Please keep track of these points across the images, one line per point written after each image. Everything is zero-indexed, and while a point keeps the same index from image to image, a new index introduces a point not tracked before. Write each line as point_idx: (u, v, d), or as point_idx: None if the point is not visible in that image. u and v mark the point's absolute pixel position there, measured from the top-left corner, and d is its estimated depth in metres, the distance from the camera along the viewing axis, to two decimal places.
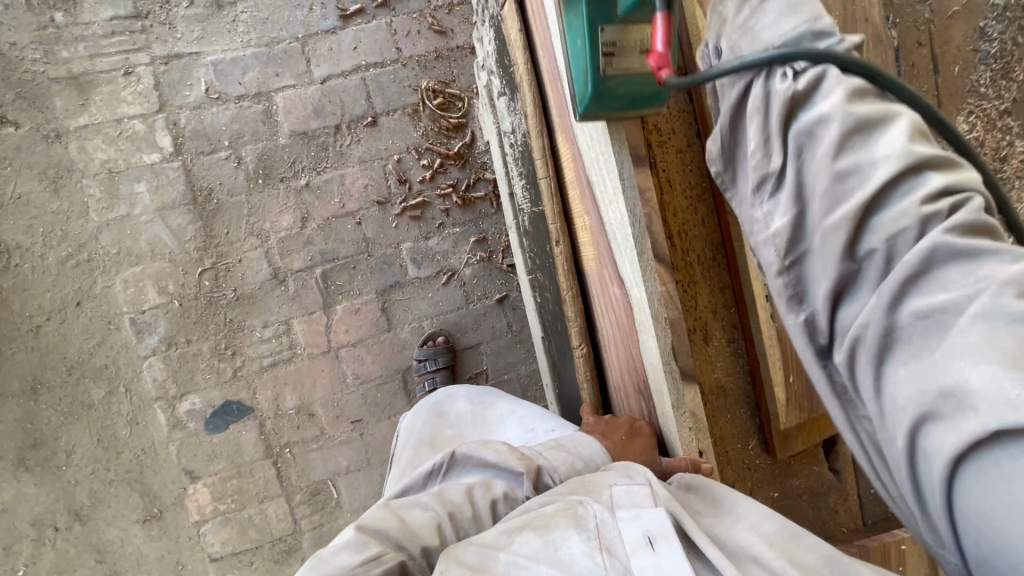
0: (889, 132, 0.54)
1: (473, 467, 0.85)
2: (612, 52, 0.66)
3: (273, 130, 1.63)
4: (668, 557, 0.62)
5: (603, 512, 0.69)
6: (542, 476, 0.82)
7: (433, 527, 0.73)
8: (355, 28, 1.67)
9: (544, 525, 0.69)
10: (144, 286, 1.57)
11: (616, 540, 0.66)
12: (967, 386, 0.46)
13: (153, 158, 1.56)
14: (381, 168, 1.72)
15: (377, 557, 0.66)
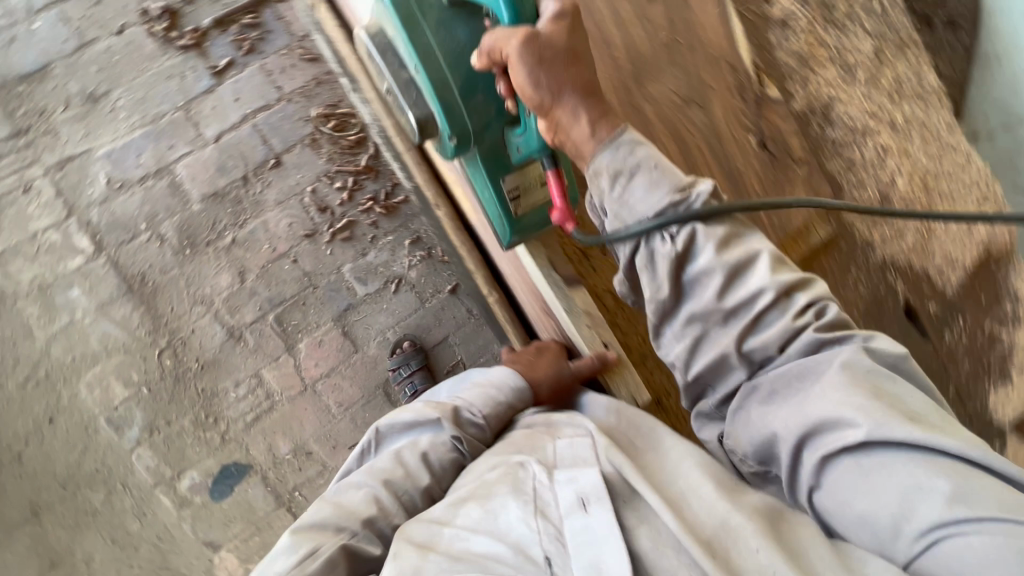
0: (755, 268, 0.67)
1: (399, 433, 0.90)
2: (518, 195, 0.94)
3: (183, 199, 1.67)
4: (598, 517, 0.67)
5: (542, 476, 0.74)
6: (459, 415, 0.90)
7: (367, 505, 0.78)
8: (230, 81, 1.72)
9: (485, 492, 0.75)
10: (109, 383, 1.61)
11: (551, 500, 0.71)
12: (840, 417, 0.59)
13: (78, 262, 1.60)
14: (299, 203, 1.76)
15: (314, 551, 0.69)
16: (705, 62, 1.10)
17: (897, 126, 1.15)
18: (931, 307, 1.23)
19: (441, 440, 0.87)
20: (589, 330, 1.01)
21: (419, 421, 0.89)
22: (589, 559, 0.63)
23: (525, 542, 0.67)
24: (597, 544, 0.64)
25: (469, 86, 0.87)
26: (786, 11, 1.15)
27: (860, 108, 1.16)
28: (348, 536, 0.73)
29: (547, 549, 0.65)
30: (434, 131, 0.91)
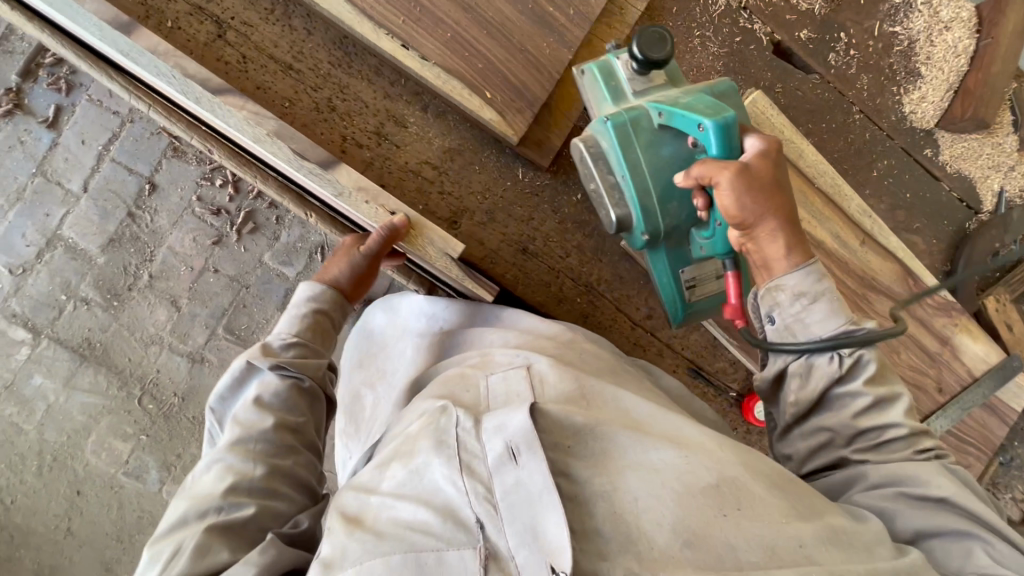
0: (894, 403, 0.82)
1: (231, 398, 1.00)
2: (693, 285, 1.05)
3: (86, 257, 1.68)
4: (529, 467, 0.63)
5: (466, 424, 0.70)
6: (274, 349, 1.02)
7: (221, 479, 0.87)
8: (68, 126, 1.66)
9: (409, 450, 0.73)
10: (110, 443, 1.71)
11: (479, 452, 0.66)
12: (962, 526, 0.72)
13: (26, 352, 1.67)
14: (193, 216, 1.74)
15: (177, 552, 0.78)
16: None
17: None
18: (801, 33, 1.23)
19: (268, 384, 0.98)
20: (370, 207, 1.02)
21: (241, 377, 0.99)
22: (525, 521, 0.59)
23: (455, 505, 0.64)
24: (529, 502, 0.61)
25: (670, 184, 0.94)
26: None
27: None
28: (214, 514, 0.83)
29: (477, 512, 0.62)
30: (625, 226, 0.99)
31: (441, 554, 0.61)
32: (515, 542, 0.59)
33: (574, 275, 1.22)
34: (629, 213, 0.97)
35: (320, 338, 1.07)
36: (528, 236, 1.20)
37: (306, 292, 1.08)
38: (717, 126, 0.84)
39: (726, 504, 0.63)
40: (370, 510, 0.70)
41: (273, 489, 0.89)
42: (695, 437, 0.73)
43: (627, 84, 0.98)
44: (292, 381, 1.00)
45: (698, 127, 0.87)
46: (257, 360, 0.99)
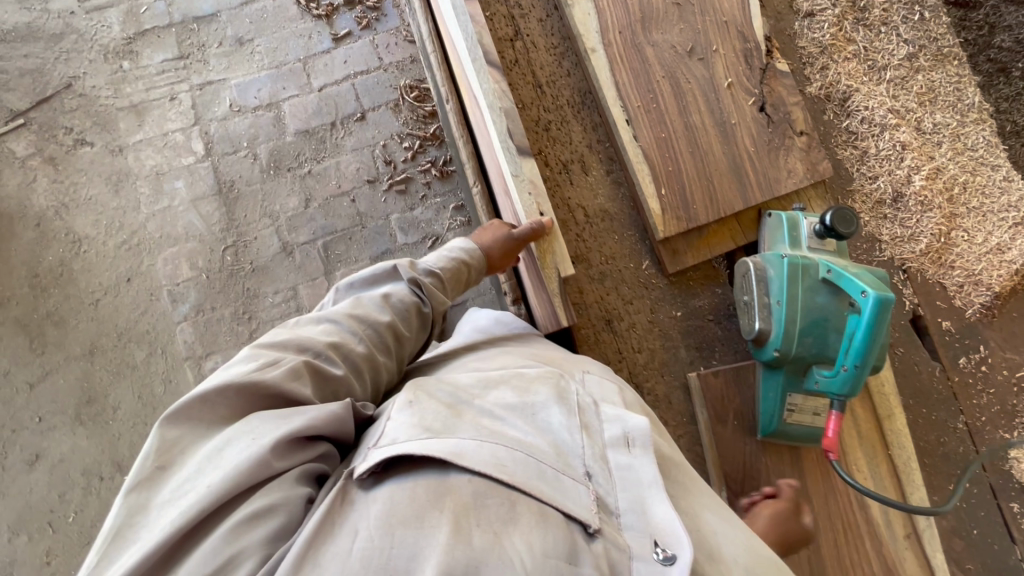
0: None
1: (359, 287, 1.11)
2: (794, 409, 1.05)
3: (282, 131, 1.99)
4: (640, 459, 0.79)
5: (588, 399, 0.87)
6: (417, 269, 1.14)
7: (327, 335, 0.92)
8: (345, 47, 2.06)
9: (524, 389, 0.86)
10: (179, 262, 1.90)
11: (597, 426, 0.83)
12: None
13: (189, 161, 1.94)
14: (370, 153, 2.02)
15: (275, 362, 0.81)
16: (714, 25, 1.06)
17: (923, 131, 1.13)
18: (944, 324, 1.11)
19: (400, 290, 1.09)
20: (528, 198, 1.08)
21: (379, 277, 1.11)
22: (633, 492, 0.76)
23: (568, 452, 0.78)
24: (638, 484, 0.77)
25: (811, 326, 0.88)
26: (815, 4, 1.15)
27: (881, 105, 1.13)
28: (311, 355, 0.87)
29: (588, 465, 0.76)
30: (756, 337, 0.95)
31: (559, 474, 0.73)
32: (625, 504, 0.74)
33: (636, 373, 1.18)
34: (767, 330, 0.92)
35: (452, 283, 1.18)
36: (617, 314, 1.19)
37: (460, 243, 1.23)
38: (877, 300, 0.80)
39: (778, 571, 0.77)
40: (468, 407, 0.80)
41: (360, 367, 0.93)
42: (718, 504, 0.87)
43: (805, 240, 0.95)
44: (416, 299, 1.10)
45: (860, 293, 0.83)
46: (401, 269, 1.12)
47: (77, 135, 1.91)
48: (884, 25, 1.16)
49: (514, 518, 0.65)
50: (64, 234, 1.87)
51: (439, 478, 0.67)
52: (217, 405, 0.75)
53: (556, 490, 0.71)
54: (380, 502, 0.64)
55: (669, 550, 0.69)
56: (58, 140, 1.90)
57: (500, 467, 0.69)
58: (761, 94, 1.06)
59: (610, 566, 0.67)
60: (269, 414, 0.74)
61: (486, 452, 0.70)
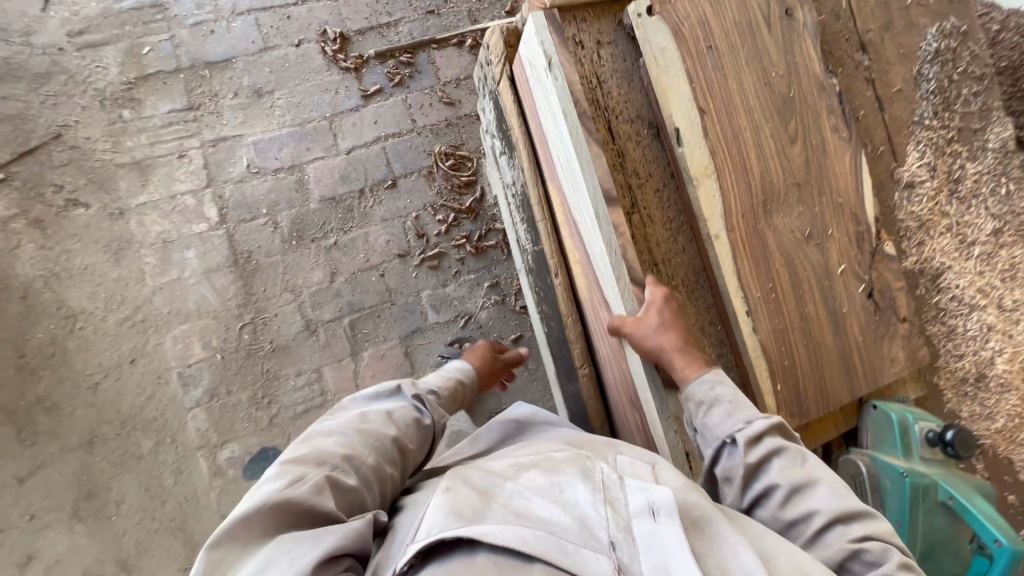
0: None
1: (365, 403, 1.06)
2: None
3: (305, 197, 1.84)
4: (668, 528, 0.69)
5: (612, 475, 0.77)
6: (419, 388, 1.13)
7: (338, 447, 0.88)
8: (375, 105, 1.91)
9: (551, 468, 0.78)
10: (190, 341, 1.73)
11: (620, 496, 0.73)
12: None
13: (201, 228, 1.77)
14: (401, 225, 1.90)
15: (302, 477, 0.79)
16: (832, 210, 1.03)
17: (1004, 309, 1.16)
18: (1010, 498, 1.16)
19: (403, 405, 1.05)
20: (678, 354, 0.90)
21: (383, 393, 1.08)
22: (660, 557, 0.66)
23: (592, 522, 0.69)
24: (665, 548, 0.67)
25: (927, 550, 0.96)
26: (913, 175, 1.15)
27: (969, 283, 1.15)
28: (329, 467, 0.83)
29: (612, 534, 0.68)
30: None
31: (580, 546, 0.66)
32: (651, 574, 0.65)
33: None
34: None
35: (452, 402, 1.18)
36: None
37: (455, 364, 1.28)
38: (1011, 552, 0.87)
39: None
40: (497, 489, 0.75)
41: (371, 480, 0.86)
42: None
43: (916, 447, 0.97)
44: (421, 414, 1.05)
45: (991, 539, 0.89)
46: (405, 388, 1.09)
47: (69, 195, 1.69)
48: (971, 198, 1.17)
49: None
50: (57, 308, 1.67)
51: (467, 561, 0.64)
52: (253, 532, 0.73)
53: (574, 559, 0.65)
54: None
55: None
56: (45, 199, 1.68)
57: (524, 543, 0.65)
58: (870, 280, 1.05)
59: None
60: (299, 536, 0.72)
61: (509, 531, 0.66)
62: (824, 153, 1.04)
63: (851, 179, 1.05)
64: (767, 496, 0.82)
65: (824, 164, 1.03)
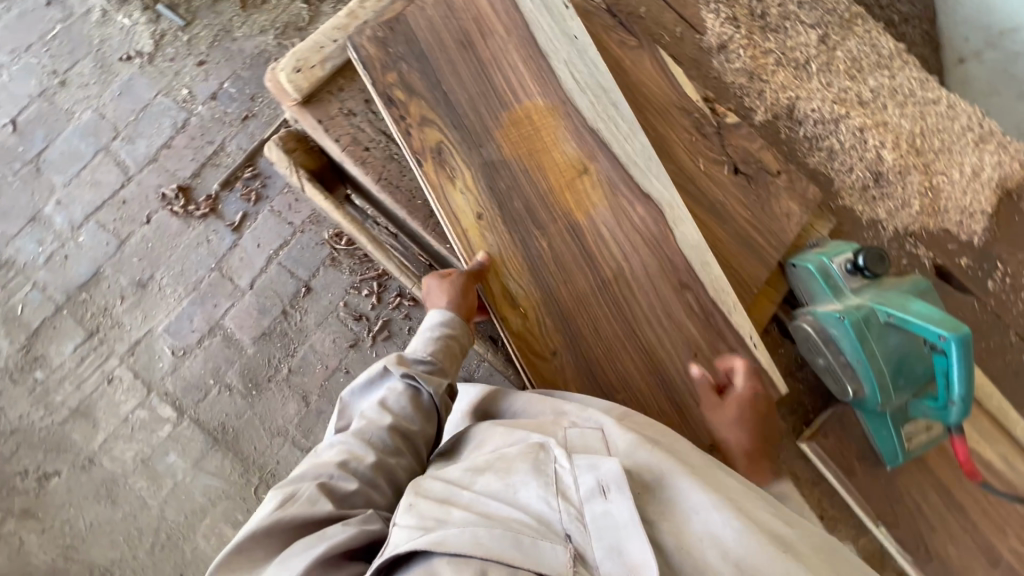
0: None
1: (362, 393, 0.95)
2: (909, 438, 0.97)
3: (239, 347, 1.84)
4: (620, 503, 0.64)
5: (563, 458, 0.71)
6: (408, 361, 0.95)
7: (338, 455, 0.84)
8: (249, 231, 1.89)
9: (506, 466, 0.74)
10: (221, 528, 1.75)
11: (569, 480, 0.69)
12: None
13: (168, 429, 1.77)
14: (337, 319, 1.89)
15: (292, 496, 0.77)
16: (655, 117, 1.09)
17: (867, 103, 1.16)
18: (962, 262, 1.18)
19: (395, 390, 0.92)
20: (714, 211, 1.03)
21: (374, 376, 0.95)
22: (611, 536, 0.62)
23: (547, 510, 0.67)
24: (618, 531, 0.62)
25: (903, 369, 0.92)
26: (720, 36, 1.15)
27: (824, 100, 1.14)
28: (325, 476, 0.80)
29: (568, 526, 0.65)
30: (851, 395, 0.97)
31: (534, 538, 0.64)
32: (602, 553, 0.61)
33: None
34: (861, 389, 0.95)
35: (450, 361, 0.98)
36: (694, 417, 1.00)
37: (435, 318, 1.00)
38: (958, 340, 0.84)
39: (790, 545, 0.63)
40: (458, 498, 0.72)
41: (377, 479, 0.83)
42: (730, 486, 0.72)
43: (843, 282, 0.98)
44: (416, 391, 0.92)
45: (935, 336, 0.86)
46: (392, 366, 0.94)
47: (37, 472, 1.70)
48: (786, 23, 1.17)
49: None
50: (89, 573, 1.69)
51: (425, 570, 0.62)
52: (258, 549, 0.75)
53: (528, 557, 0.62)
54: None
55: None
56: (20, 489, 1.69)
57: (479, 544, 0.62)
58: (729, 156, 1.09)
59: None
60: (301, 546, 0.71)
61: (464, 534, 0.64)
62: (623, 67, 1.10)
63: (658, 76, 1.11)
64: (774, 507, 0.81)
65: (628, 78, 1.10)
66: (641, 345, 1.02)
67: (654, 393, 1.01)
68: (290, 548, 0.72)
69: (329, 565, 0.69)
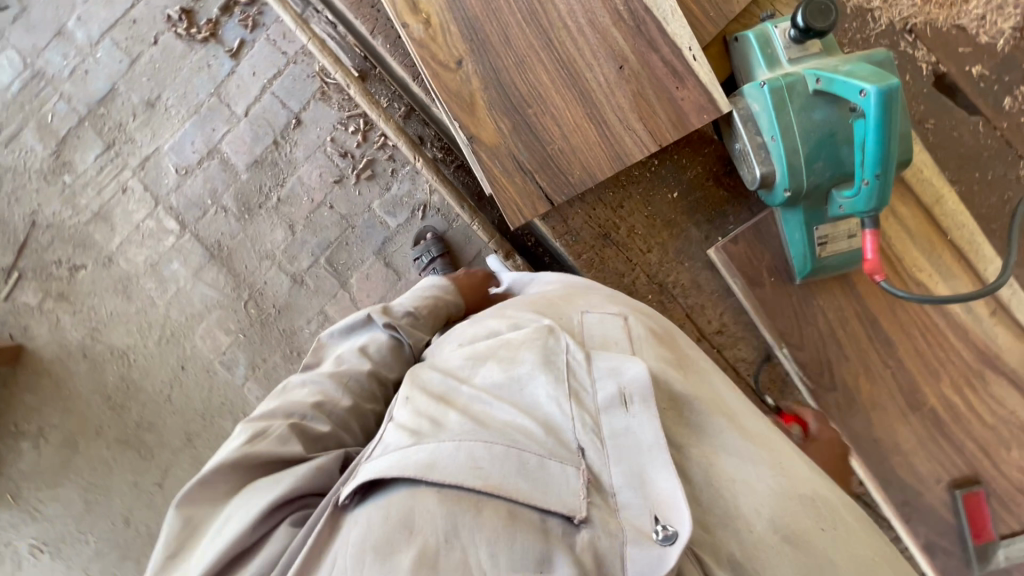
0: None
1: (343, 337, 1.07)
2: (825, 242, 1.16)
3: (234, 173, 1.94)
4: (641, 417, 0.72)
5: (577, 355, 0.79)
6: (393, 312, 1.10)
7: (313, 395, 0.91)
8: (246, 58, 1.91)
9: (510, 357, 0.82)
10: (215, 333, 1.96)
11: (589, 388, 0.76)
12: None
13: (172, 240, 1.96)
14: (324, 154, 1.92)
15: (262, 432, 0.82)
16: None
17: None
18: None
19: (377, 337, 1.04)
20: None
21: (356, 325, 1.07)
22: (633, 462, 0.70)
23: (558, 424, 0.74)
24: (636, 448, 0.71)
25: (824, 141, 1.04)
26: None
27: None
28: (297, 417, 0.86)
29: (580, 437, 0.72)
30: (770, 183, 1.10)
31: (543, 459, 0.69)
32: (623, 480, 0.69)
33: (650, 273, 1.34)
34: (773, 171, 1.08)
35: (429, 317, 1.16)
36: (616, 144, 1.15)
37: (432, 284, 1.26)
38: (879, 92, 0.92)
39: (821, 518, 0.72)
40: (457, 395, 0.78)
41: (348, 423, 0.90)
42: (757, 429, 0.82)
43: (782, 53, 1.08)
44: (395, 337, 1.06)
45: (859, 94, 0.95)
46: (376, 316, 1.07)
47: (68, 263, 1.98)
48: None
49: (517, 540, 0.62)
50: (110, 353, 1.98)
51: (410, 497, 0.65)
52: (218, 485, 0.78)
53: (539, 485, 0.67)
54: (419, 526, 0.62)
55: (668, 528, 0.64)
56: (56, 274, 1.97)
57: (476, 470, 0.67)
58: None
59: (597, 560, 0.63)
60: (269, 480, 0.77)
61: (462, 456, 0.68)
62: None
63: None
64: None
65: None
66: (550, 65, 1.14)
67: (573, 111, 1.14)
68: (252, 487, 0.77)
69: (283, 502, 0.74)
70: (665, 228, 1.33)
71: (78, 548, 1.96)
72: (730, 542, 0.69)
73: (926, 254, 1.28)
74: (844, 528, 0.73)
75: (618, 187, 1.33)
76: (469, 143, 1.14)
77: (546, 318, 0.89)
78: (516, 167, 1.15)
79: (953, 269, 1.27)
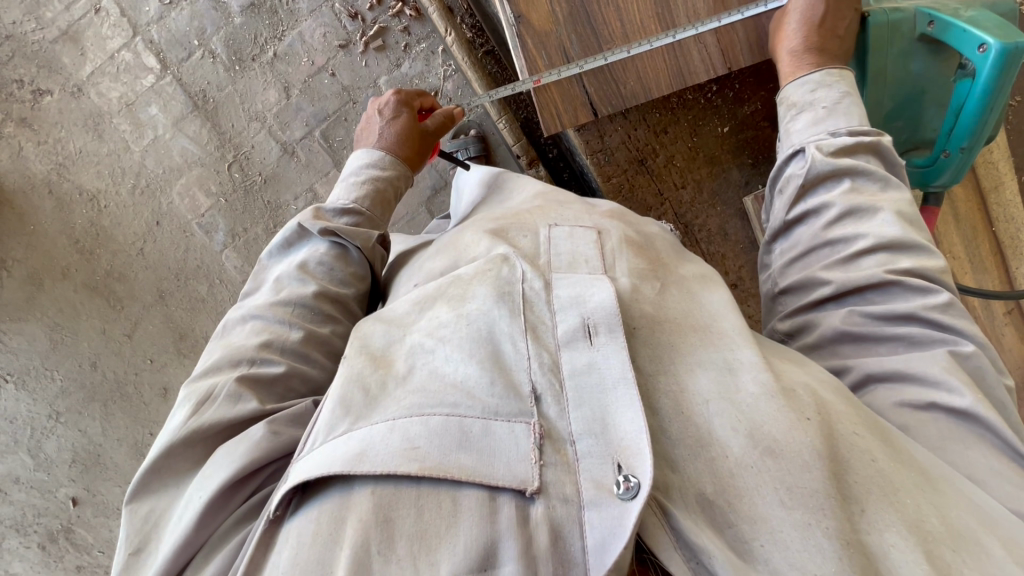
0: None
1: (280, 256, 0.96)
2: None
3: (226, 13, 1.71)
4: (606, 350, 0.63)
5: (534, 284, 0.71)
6: (327, 215, 0.97)
7: (257, 336, 0.82)
8: None
9: (460, 295, 0.72)
10: (195, 193, 1.84)
11: (548, 322, 0.67)
12: None
13: (151, 80, 1.76)
14: (331, 11, 1.70)
15: (205, 400, 0.74)
16: None
17: None
18: None
19: (319, 250, 0.93)
20: None
21: (292, 239, 0.95)
22: (595, 408, 0.59)
23: (511, 366, 0.63)
24: (601, 389, 0.60)
25: (910, 97, 0.97)
26: None
27: None
28: (246, 367, 0.78)
29: (535, 381, 0.62)
30: None
31: (488, 423, 0.58)
32: (582, 427, 0.58)
33: (678, 211, 1.33)
34: None
35: (378, 208, 1.02)
36: (681, 52, 1.03)
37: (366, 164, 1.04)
38: (1002, 50, 0.83)
39: (804, 408, 0.60)
40: (399, 352, 0.68)
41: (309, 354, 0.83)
42: (736, 326, 0.69)
43: None
44: (343, 248, 0.94)
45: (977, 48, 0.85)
46: (310, 225, 0.94)
47: (31, 86, 1.77)
48: None
49: (458, 527, 0.52)
50: (78, 194, 1.85)
51: (343, 497, 0.55)
52: (179, 466, 0.71)
53: (484, 457, 0.56)
54: (348, 537, 0.52)
55: (631, 480, 0.53)
56: (17, 96, 1.78)
57: (410, 448, 0.56)
58: None
59: (554, 534, 0.53)
60: (224, 450, 0.69)
61: (396, 438, 0.57)
62: None
63: None
64: (818, 215, 0.82)
65: None
66: None
67: (644, 7, 1.01)
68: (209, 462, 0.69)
69: (227, 490, 0.65)
70: (705, 165, 1.29)
71: (42, 384, 1.95)
72: (701, 477, 0.56)
73: (966, 242, 1.29)
74: (836, 427, 0.59)
75: (666, 110, 1.26)
76: (516, 23, 1.03)
77: (503, 242, 0.80)
78: (564, 62, 1.04)
79: (987, 263, 1.30)
